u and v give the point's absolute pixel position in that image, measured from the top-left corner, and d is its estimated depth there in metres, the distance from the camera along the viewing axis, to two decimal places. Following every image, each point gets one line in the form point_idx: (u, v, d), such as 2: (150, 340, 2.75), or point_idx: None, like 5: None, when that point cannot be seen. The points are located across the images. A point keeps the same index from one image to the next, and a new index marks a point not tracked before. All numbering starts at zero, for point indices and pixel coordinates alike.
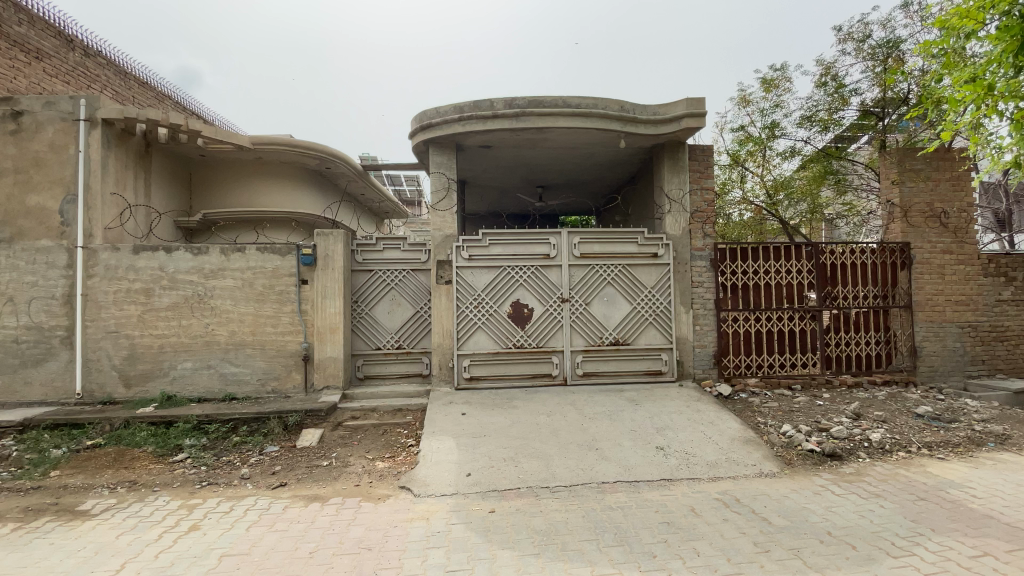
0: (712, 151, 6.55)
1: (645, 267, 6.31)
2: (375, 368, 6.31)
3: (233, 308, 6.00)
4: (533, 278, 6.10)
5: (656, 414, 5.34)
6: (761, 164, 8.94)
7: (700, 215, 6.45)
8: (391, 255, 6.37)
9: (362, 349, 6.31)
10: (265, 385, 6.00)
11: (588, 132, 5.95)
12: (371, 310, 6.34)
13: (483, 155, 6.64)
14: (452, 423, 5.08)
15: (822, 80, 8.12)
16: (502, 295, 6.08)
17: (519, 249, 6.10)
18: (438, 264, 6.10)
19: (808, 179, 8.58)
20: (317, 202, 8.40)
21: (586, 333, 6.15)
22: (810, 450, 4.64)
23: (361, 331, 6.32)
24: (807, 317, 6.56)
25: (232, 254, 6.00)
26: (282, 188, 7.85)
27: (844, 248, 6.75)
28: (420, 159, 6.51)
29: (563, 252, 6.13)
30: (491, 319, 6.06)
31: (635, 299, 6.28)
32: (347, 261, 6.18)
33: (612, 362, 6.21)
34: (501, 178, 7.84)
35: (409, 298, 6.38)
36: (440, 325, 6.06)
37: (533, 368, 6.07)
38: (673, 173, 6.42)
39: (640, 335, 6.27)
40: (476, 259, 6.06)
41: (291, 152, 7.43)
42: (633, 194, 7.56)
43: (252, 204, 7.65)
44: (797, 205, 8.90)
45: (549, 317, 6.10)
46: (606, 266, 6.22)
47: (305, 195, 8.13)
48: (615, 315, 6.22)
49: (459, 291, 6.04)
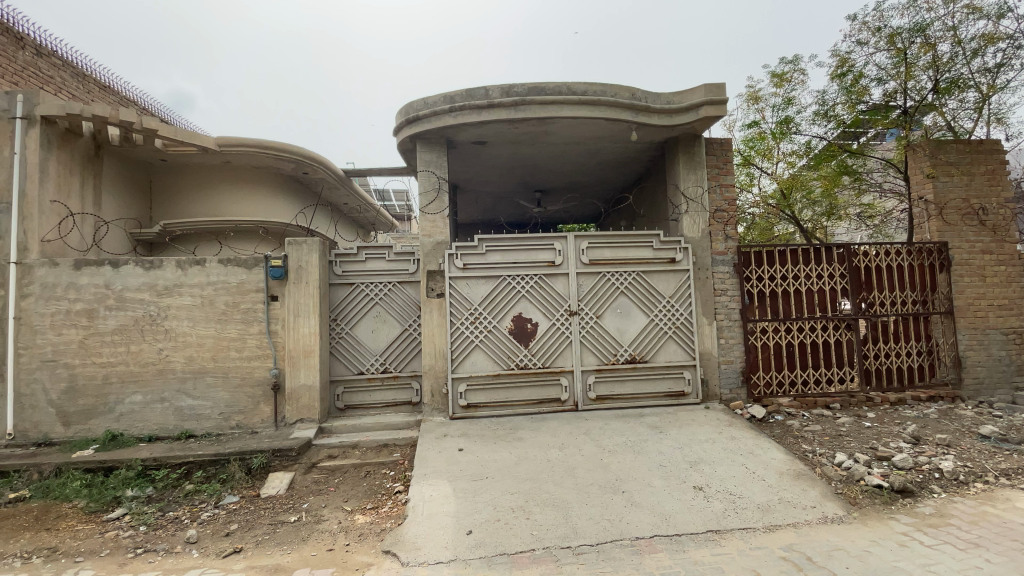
0: (730, 145, 5.92)
1: (662, 275, 5.59)
2: (357, 396, 5.49)
3: (191, 330, 5.17)
4: (536, 289, 5.36)
5: (686, 445, 4.56)
6: (772, 164, 8.31)
7: (721, 215, 5.78)
8: (375, 267, 5.59)
9: (342, 374, 5.48)
10: (228, 420, 5.14)
11: (595, 122, 5.27)
12: (352, 329, 5.53)
13: (476, 153, 5.93)
14: (448, 462, 4.27)
15: (839, 71, 7.56)
16: (501, 310, 5.31)
17: (520, 256, 5.36)
18: (428, 274, 5.33)
19: (824, 179, 8.01)
20: (294, 211, 7.62)
21: (598, 350, 5.39)
22: (876, 486, 3.90)
23: (342, 354, 5.49)
24: (842, 326, 5.89)
25: (190, 267, 5.20)
26: (253, 196, 7.06)
27: (878, 249, 6.12)
28: (405, 159, 5.79)
29: (569, 258, 5.41)
30: (490, 336, 5.28)
31: (652, 311, 5.54)
32: (325, 274, 5.38)
33: (628, 383, 5.44)
34: (496, 181, 7.16)
35: (396, 315, 5.59)
36: (431, 345, 5.25)
37: (539, 392, 5.29)
38: (689, 169, 5.76)
39: (659, 351, 5.52)
40: (471, 269, 5.31)
41: (263, 156, 6.67)
42: (642, 195, 6.91)
43: (219, 215, 6.86)
44: (814, 206, 8.56)
45: (556, 333, 5.35)
46: (619, 274, 5.50)
47: (280, 204, 7.35)
48: (630, 330, 5.47)
49: (452, 306, 5.27)
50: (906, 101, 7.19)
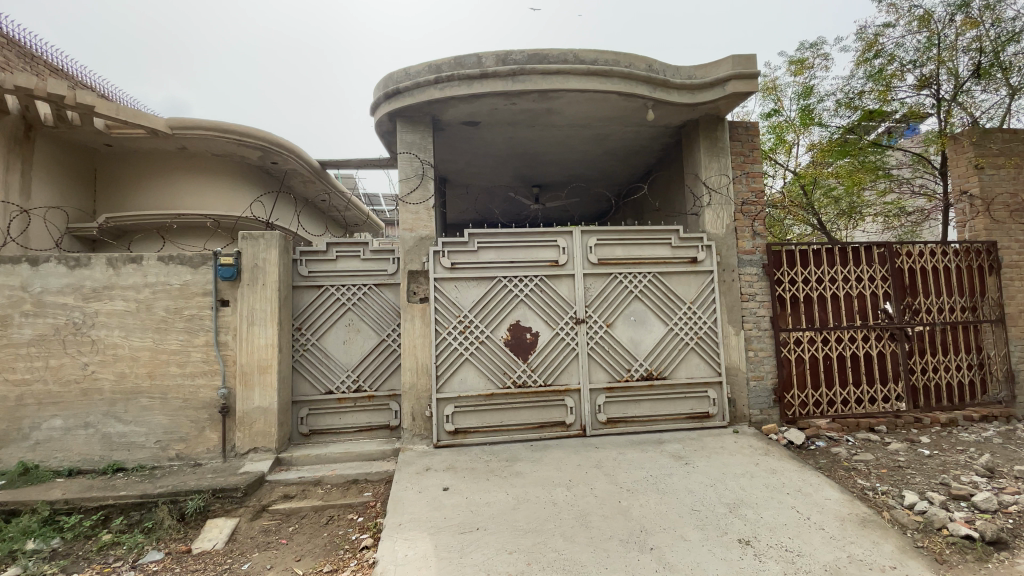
0: (756, 130, 5.21)
1: (682, 277, 4.81)
2: (324, 420, 4.64)
3: (124, 342, 4.30)
4: (536, 293, 4.56)
5: (719, 482, 3.76)
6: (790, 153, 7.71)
7: (747, 210, 5.04)
8: (347, 267, 4.75)
9: (307, 393, 4.64)
10: (166, 450, 4.28)
11: (607, 99, 4.50)
12: (320, 340, 4.69)
13: (466, 137, 5.14)
14: (430, 506, 3.43)
15: (864, 57, 6.91)
16: (496, 318, 4.50)
17: (517, 255, 4.57)
18: (410, 275, 4.51)
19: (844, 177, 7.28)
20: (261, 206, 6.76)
21: (609, 365, 4.59)
22: (964, 537, 3.12)
23: (307, 370, 4.65)
24: (885, 336, 5.18)
25: (125, 266, 4.33)
26: (213, 188, 6.21)
27: (923, 249, 5.40)
28: (384, 142, 4.98)
29: (574, 257, 4.62)
30: (482, 349, 4.46)
31: (671, 319, 4.74)
32: (286, 276, 4.54)
33: (644, 404, 4.64)
34: (490, 174, 6.41)
35: (372, 323, 4.75)
36: (413, 359, 4.41)
37: (540, 414, 4.47)
38: (711, 156, 5.02)
39: (680, 365, 4.72)
40: (460, 269, 4.50)
41: (221, 141, 5.83)
42: (654, 188, 6.19)
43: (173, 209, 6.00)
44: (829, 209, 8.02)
45: (560, 345, 4.54)
46: (632, 276, 4.72)
47: (244, 196, 6.50)
48: (646, 341, 4.68)
49: (438, 313, 4.43)
50: (938, 85, 6.58)
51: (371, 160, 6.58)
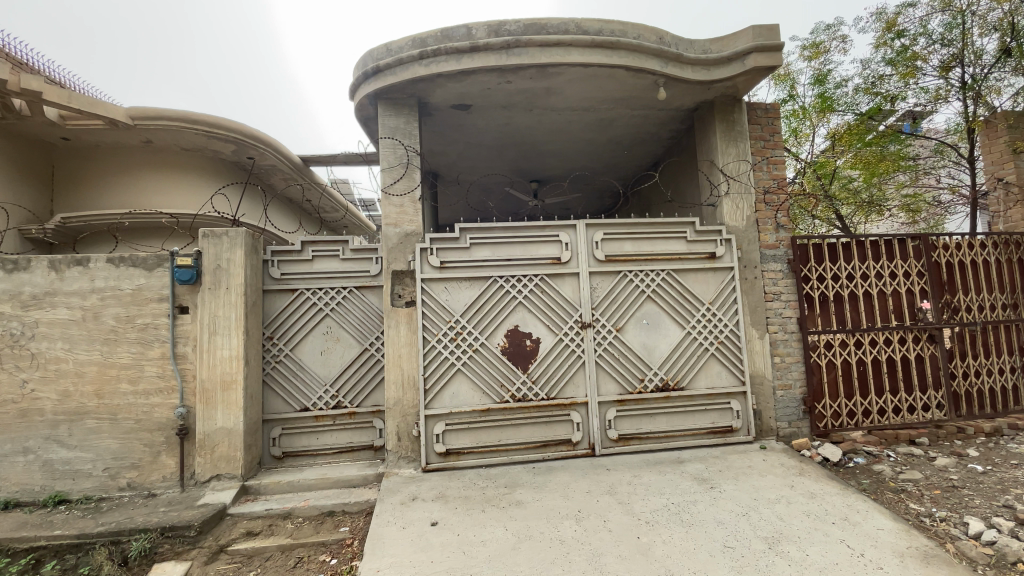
0: (777, 112, 4.73)
1: (699, 275, 4.31)
2: (300, 441, 4.12)
3: (69, 355, 3.77)
4: (536, 294, 4.05)
5: (752, 510, 3.24)
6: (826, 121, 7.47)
7: (769, 200, 4.55)
8: (324, 268, 4.23)
9: (280, 411, 4.11)
10: (115, 479, 3.75)
11: (614, 76, 4.00)
12: (294, 350, 4.17)
13: (457, 123, 4.66)
14: (414, 545, 2.90)
15: (883, 40, 6.48)
16: (491, 323, 3.98)
17: (515, 252, 4.06)
18: (393, 276, 3.99)
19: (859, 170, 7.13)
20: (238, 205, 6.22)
21: (621, 375, 4.06)
22: None
23: (280, 385, 4.13)
24: (923, 338, 4.68)
25: (70, 270, 3.80)
26: (182, 185, 5.70)
27: (961, 241, 4.91)
28: (365, 129, 4.48)
29: (579, 253, 4.11)
30: (477, 358, 3.93)
31: (688, 322, 4.23)
32: (255, 279, 4.01)
33: (660, 418, 4.12)
34: (485, 169, 5.93)
35: (353, 331, 4.23)
36: (398, 371, 3.88)
37: (542, 432, 3.94)
38: (728, 141, 4.54)
39: (699, 374, 4.20)
40: (450, 269, 3.98)
41: (188, 133, 5.28)
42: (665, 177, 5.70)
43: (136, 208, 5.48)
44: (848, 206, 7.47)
45: (564, 352, 4.01)
46: (644, 274, 4.21)
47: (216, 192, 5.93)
48: (661, 347, 4.16)
49: (426, 318, 3.91)
50: (966, 67, 6.06)
51: (356, 155, 6.08)
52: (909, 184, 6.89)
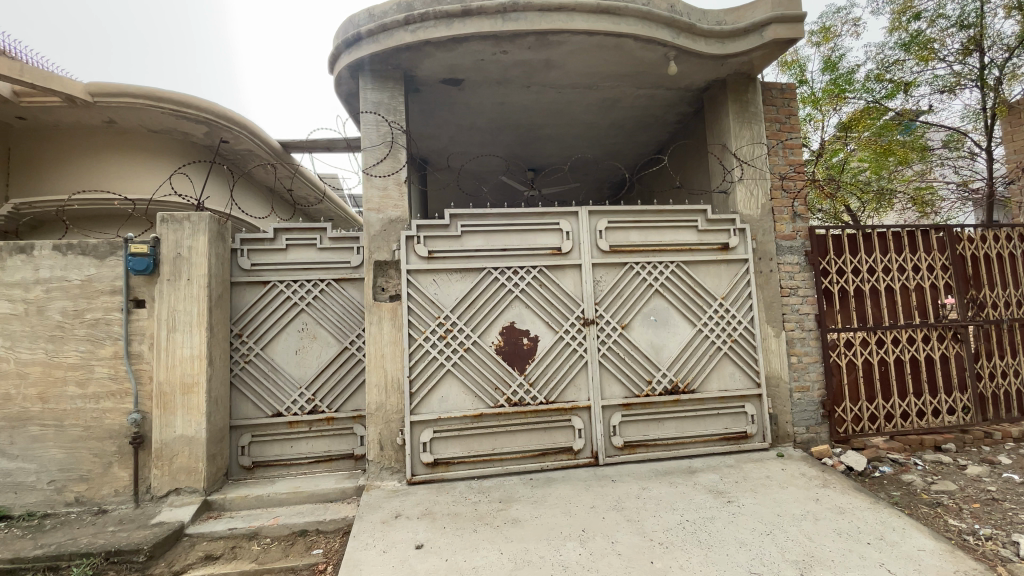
0: (793, 93, 4.39)
1: (711, 267, 3.94)
2: (272, 450, 3.72)
3: (9, 354, 3.34)
4: (534, 287, 3.67)
5: (777, 529, 2.88)
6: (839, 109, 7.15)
7: (785, 186, 4.21)
8: (300, 259, 3.83)
9: (249, 416, 3.71)
10: (62, 493, 3.33)
11: (621, 46, 3.63)
12: (266, 349, 3.76)
13: (449, 101, 4.26)
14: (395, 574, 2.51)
15: (897, 23, 6.18)
16: (484, 320, 3.60)
17: (511, 241, 3.68)
18: (376, 267, 3.58)
19: (867, 163, 7.18)
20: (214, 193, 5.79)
21: (627, 376, 3.69)
22: None
23: (250, 387, 3.72)
24: (948, 337, 4.36)
25: (10, 258, 3.37)
26: (149, 170, 5.25)
27: (986, 233, 4.60)
28: (346, 107, 4.08)
29: (582, 243, 3.73)
30: (468, 358, 3.54)
31: (699, 319, 3.86)
32: (221, 269, 3.60)
33: (669, 423, 3.75)
34: (478, 156, 5.55)
35: (331, 328, 3.83)
36: (380, 372, 3.47)
37: (540, 439, 3.56)
38: (741, 122, 4.19)
39: (712, 375, 3.84)
40: (439, 259, 3.59)
41: (153, 112, 4.85)
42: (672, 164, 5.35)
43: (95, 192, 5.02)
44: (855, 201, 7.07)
45: (565, 352, 3.64)
46: (652, 266, 3.84)
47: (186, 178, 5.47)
48: (670, 345, 3.79)
49: (411, 314, 3.52)
50: (985, 52, 5.75)
51: (339, 140, 5.66)
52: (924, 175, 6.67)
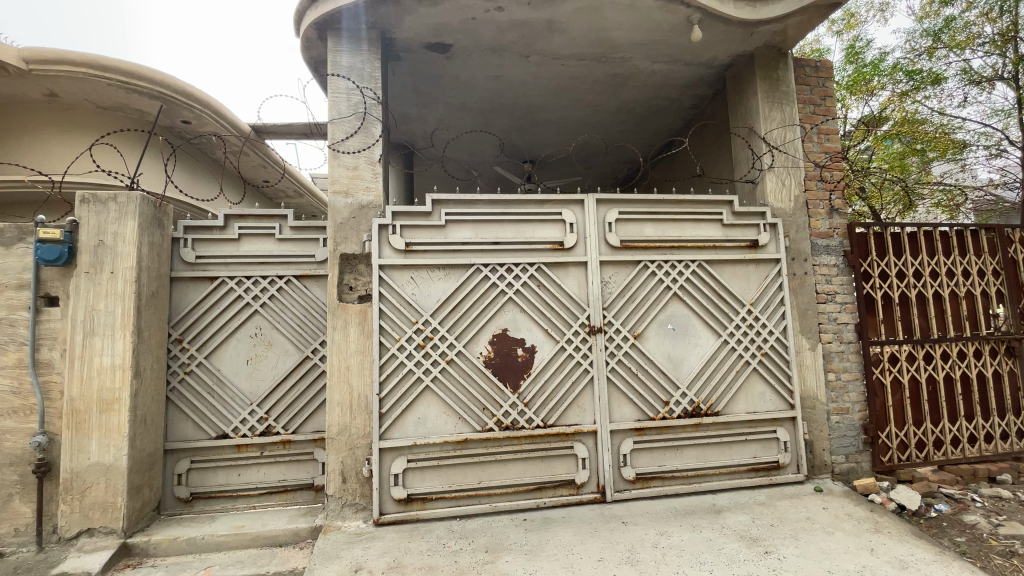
0: (828, 72, 3.85)
1: (738, 268, 3.37)
2: (215, 479, 3.11)
3: None
4: (531, 288, 3.09)
5: None
6: (863, 102, 6.63)
7: (820, 177, 3.67)
8: (255, 251, 3.23)
9: (188, 438, 3.10)
10: None
11: (638, 4, 3.06)
12: (211, 357, 3.16)
13: (437, 72, 3.70)
14: None
15: (928, 9, 5.68)
16: (471, 326, 3.01)
17: (505, 233, 3.09)
18: (343, 262, 2.99)
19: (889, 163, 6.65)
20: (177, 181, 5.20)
21: (639, 396, 3.11)
22: None
23: (190, 403, 3.12)
24: (1002, 352, 3.81)
25: None
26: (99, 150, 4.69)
27: None
28: (316, 76, 3.50)
29: (588, 236, 3.16)
30: (451, 371, 2.95)
31: (724, 328, 3.28)
32: (156, 263, 3.01)
33: (689, 451, 3.16)
34: (471, 145, 4.99)
35: (290, 334, 3.23)
36: (344, 388, 2.87)
37: (536, 470, 2.97)
38: (771, 102, 3.65)
39: (738, 395, 3.26)
40: (418, 252, 3.00)
41: (98, 83, 4.22)
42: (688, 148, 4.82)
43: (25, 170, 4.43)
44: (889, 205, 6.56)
45: (567, 365, 3.05)
46: (670, 265, 3.25)
47: (118, 156, 4.73)
48: (691, 359, 3.21)
49: (384, 318, 2.92)
50: None
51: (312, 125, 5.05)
52: (954, 175, 6.12)
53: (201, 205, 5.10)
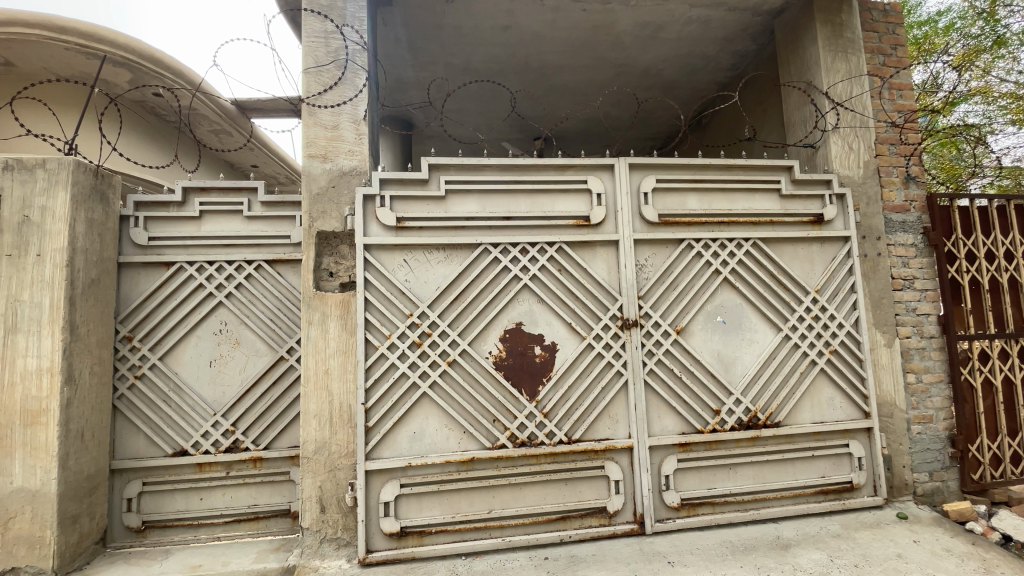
0: (898, 16, 3.24)
1: (799, 248, 2.78)
2: (173, 505, 2.59)
3: None
4: (549, 273, 2.54)
5: None
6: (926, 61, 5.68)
7: (893, 139, 3.07)
8: (219, 232, 2.72)
9: (140, 456, 2.59)
10: None
11: None
12: (167, 359, 2.65)
13: (437, 20, 3.14)
14: None
15: None
16: (477, 319, 2.46)
17: (518, 206, 2.54)
18: (321, 241, 2.46)
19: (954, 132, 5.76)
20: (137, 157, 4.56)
21: (684, 403, 2.55)
22: None
23: (142, 413, 2.61)
24: None
25: None
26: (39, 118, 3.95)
27: None
28: (293, 25, 2.96)
29: (619, 209, 2.59)
30: (452, 375, 2.40)
31: (785, 321, 2.70)
32: (97, 245, 2.50)
33: (745, 471, 2.59)
34: (478, 116, 4.43)
35: (261, 330, 2.71)
36: (323, 396, 2.34)
37: (558, 495, 2.42)
38: (835, 50, 3.05)
39: (803, 401, 2.68)
40: (412, 229, 2.45)
41: (54, 48, 3.67)
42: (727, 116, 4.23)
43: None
44: None
45: (595, 367, 2.49)
46: (718, 244, 2.67)
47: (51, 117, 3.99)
48: (745, 359, 2.64)
49: (371, 310, 2.38)
50: None
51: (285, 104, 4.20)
52: None
53: (154, 176, 4.61)
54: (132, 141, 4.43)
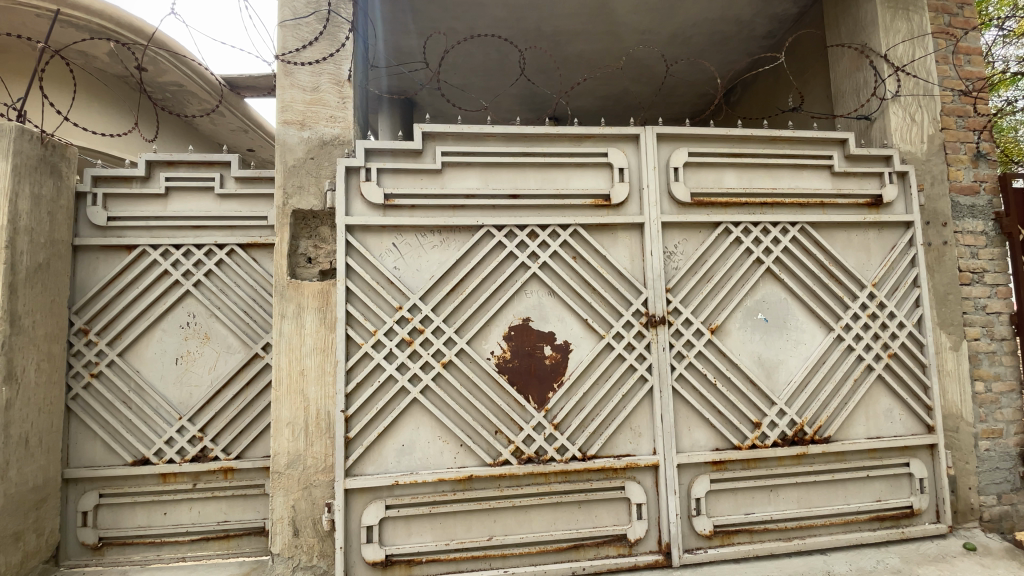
0: None
1: (853, 234, 2.40)
2: (133, 520, 2.30)
3: None
4: (563, 261, 2.18)
5: None
6: None
7: (961, 110, 2.64)
8: (187, 211, 2.39)
9: (97, 464, 2.29)
10: None
11: None
12: (129, 355, 2.35)
13: None
14: None
15: None
16: (478, 314, 2.12)
17: (527, 182, 2.18)
18: (297, 222, 2.13)
19: None
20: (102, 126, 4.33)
21: (719, 414, 2.18)
22: None
23: (100, 416, 2.31)
24: None
25: None
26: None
27: None
28: None
29: (644, 186, 2.22)
30: (448, 378, 2.06)
31: (837, 320, 2.32)
32: (46, 225, 2.19)
33: (787, 493, 2.23)
34: (484, 91, 4.06)
35: (233, 324, 2.39)
36: (296, 400, 2.01)
37: (570, 520, 2.08)
38: (895, 7, 2.65)
39: (857, 413, 2.31)
40: (403, 208, 2.11)
41: (24, 14, 3.42)
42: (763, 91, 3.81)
43: None
44: None
45: (615, 371, 2.13)
46: (760, 229, 2.30)
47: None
48: (790, 364, 2.27)
49: (353, 302, 2.05)
50: None
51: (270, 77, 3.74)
52: None
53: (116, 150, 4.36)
54: (91, 112, 4.17)
